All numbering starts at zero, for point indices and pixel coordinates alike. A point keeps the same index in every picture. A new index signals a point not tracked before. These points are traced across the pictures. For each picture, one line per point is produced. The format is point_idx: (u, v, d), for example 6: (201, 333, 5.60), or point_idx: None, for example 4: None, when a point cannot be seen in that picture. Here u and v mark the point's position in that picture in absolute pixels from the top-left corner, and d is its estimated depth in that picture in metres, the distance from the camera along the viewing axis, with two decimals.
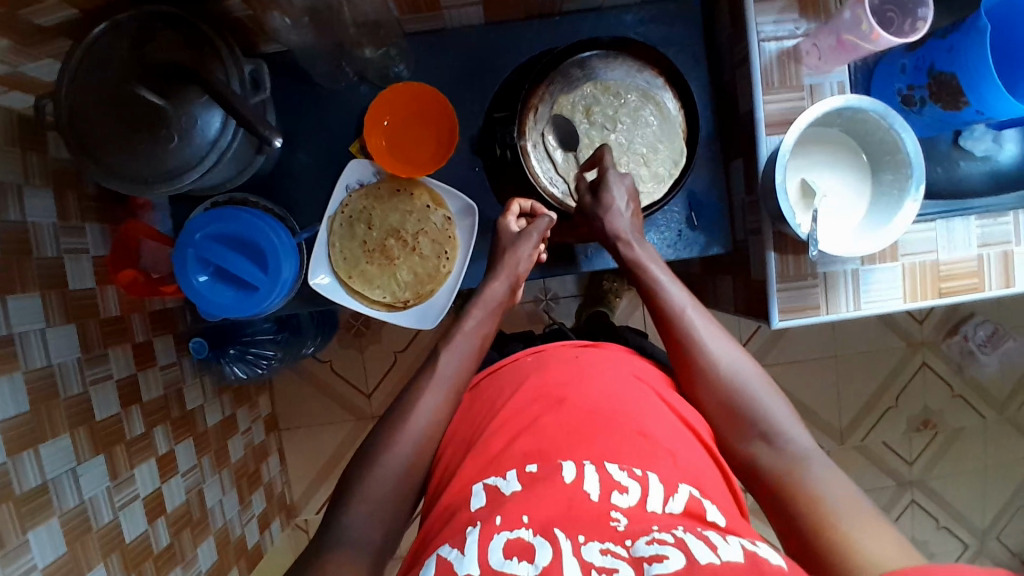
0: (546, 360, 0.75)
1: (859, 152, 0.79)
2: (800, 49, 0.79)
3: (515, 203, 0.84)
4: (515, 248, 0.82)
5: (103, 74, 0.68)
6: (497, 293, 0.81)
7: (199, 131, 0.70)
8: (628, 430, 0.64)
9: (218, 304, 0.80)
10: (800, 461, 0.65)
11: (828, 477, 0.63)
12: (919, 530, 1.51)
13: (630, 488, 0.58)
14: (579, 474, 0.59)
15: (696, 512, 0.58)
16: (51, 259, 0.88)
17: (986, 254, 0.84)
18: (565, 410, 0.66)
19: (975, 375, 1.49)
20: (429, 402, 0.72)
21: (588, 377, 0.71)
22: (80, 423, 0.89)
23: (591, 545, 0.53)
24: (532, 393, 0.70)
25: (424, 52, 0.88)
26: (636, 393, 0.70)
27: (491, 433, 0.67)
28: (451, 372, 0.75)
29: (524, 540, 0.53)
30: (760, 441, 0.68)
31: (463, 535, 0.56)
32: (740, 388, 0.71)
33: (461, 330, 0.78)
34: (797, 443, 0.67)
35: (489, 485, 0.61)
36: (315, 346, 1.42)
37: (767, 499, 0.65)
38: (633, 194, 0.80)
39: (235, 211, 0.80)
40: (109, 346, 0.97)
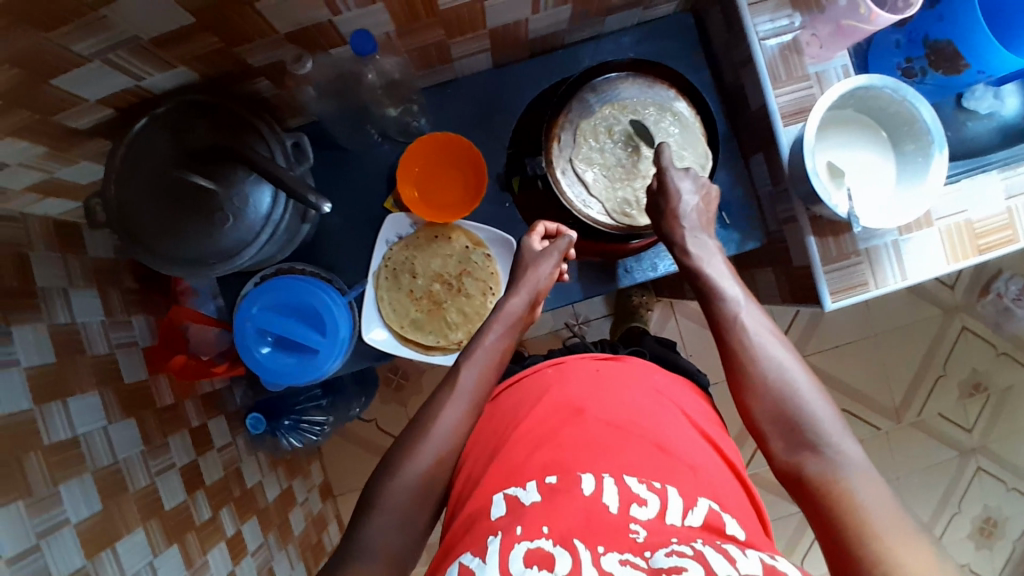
0: (567, 372, 0.77)
1: (878, 130, 0.82)
2: (799, 41, 0.82)
3: (541, 224, 0.85)
4: (536, 265, 0.83)
5: (147, 165, 0.71)
6: (515, 308, 0.81)
7: (252, 207, 0.73)
8: (648, 443, 0.66)
9: (281, 373, 0.82)
10: (850, 470, 0.60)
11: (876, 492, 0.58)
12: (990, 497, 1.49)
13: (650, 501, 0.59)
14: (598, 487, 0.60)
15: (716, 525, 0.59)
16: (103, 356, 0.90)
17: (1015, 205, 0.85)
18: (585, 424, 0.69)
19: (1016, 330, 1.47)
20: (450, 414, 0.72)
21: (611, 391, 0.73)
22: (151, 514, 0.89)
23: (611, 555, 0.54)
24: (552, 405, 0.72)
25: (440, 103, 0.92)
26: (650, 408, 0.72)
27: (512, 447, 0.68)
28: (472, 385, 0.75)
29: (545, 549, 0.54)
30: (808, 451, 0.63)
31: (485, 544, 0.57)
32: (790, 396, 0.66)
33: (482, 343, 0.78)
34: (850, 459, 0.61)
35: (509, 494, 0.62)
36: (360, 406, 1.43)
37: (810, 507, 0.61)
38: (708, 197, 0.82)
39: (281, 279, 0.83)
40: (167, 434, 0.99)
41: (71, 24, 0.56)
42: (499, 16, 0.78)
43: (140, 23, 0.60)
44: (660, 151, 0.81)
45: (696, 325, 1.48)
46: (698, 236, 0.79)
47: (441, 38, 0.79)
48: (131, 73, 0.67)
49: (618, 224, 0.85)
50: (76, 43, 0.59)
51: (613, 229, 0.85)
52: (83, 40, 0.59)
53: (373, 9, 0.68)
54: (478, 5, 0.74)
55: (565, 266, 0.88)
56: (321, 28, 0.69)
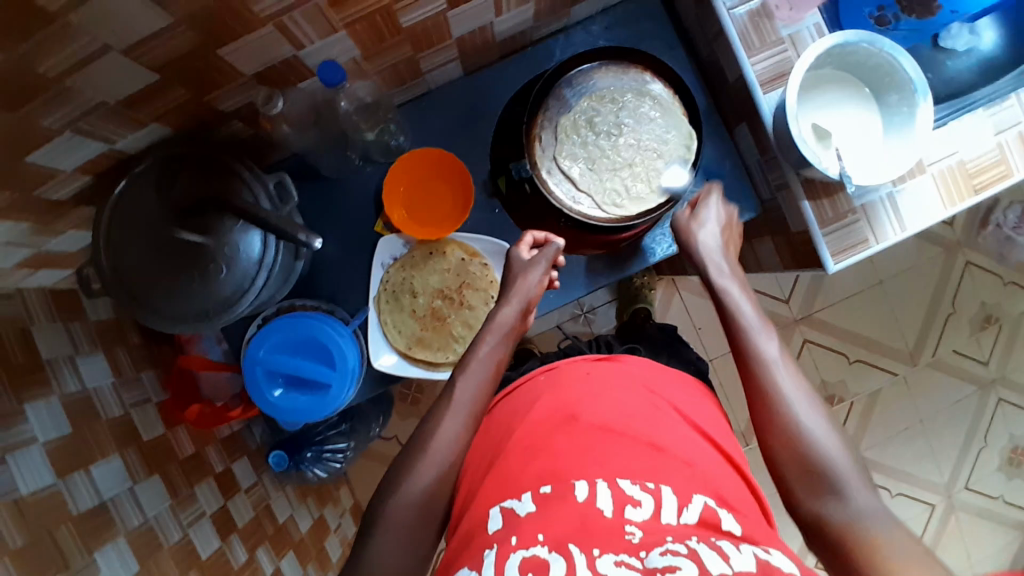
0: (560, 376, 0.78)
1: (861, 85, 0.81)
2: (768, 7, 0.81)
3: (530, 234, 0.84)
4: (525, 274, 0.82)
5: (134, 226, 0.70)
6: (507, 318, 0.80)
7: (243, 254, 0.72)
8: (641, 444, 0.66)
9: (300, 412, 0.81)
10: (869, 519, 0.59)
11: (902, 544, 0.56)
12: (1015, 426, 1.49)
13: (644, 501, 0.60)
14: (592, 492, 0.60)
15: (712, 521, 0.59)
16: (119, 417, 0.90)
17: (1004, 140, 0.85)
18: (578, 431, 0.68)
19: (1020, 258, 1.47)
20: (451, 425, 0.71)
21: (603, 395, 0.73)
22: (189, 565, 0.89)
23: (606, 557, 0.53)
24: (545, 413, 0.72)
25: (418, 118, 0.91)
26: (644, 409, 0.71)
27: (507, 457, 0.68)
28: (469, 399, 0.74)
29: (540, 557, 0.54)
30: (829, 496, 0.62)
31: (482, 558, 0.57)
32: (814, 440, 0.65)
33: (476, 356, 0.77)
34: (871, 509, 0.60)
35: (505, 507, 0.62)
36: (380, 425, 1.42)
37: (829, 556, 0.60)
38: (732, 223, 0.85)
39: (280, 320, 0.82)
40: (193, 483, 0.99)
41: (37, 100, 0.56)
42: (464, 24, 0.77)
43: (106, 86, 0.59)
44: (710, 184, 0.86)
45: (701, 299, 1.48)
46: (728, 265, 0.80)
47: (410, 53, 0.77)
48: (104, 137, 0.66)
49: (610, 216, 0.84)
50: (44, 117, 0.58)
51: (608, 221, 0.83)
52: (52, 113, 0.58)
53: (335, 38, 0.67)
54: (441, 16, 0.72)
55: (553, 271, 0.87)
56: (289, 63, 0.68)
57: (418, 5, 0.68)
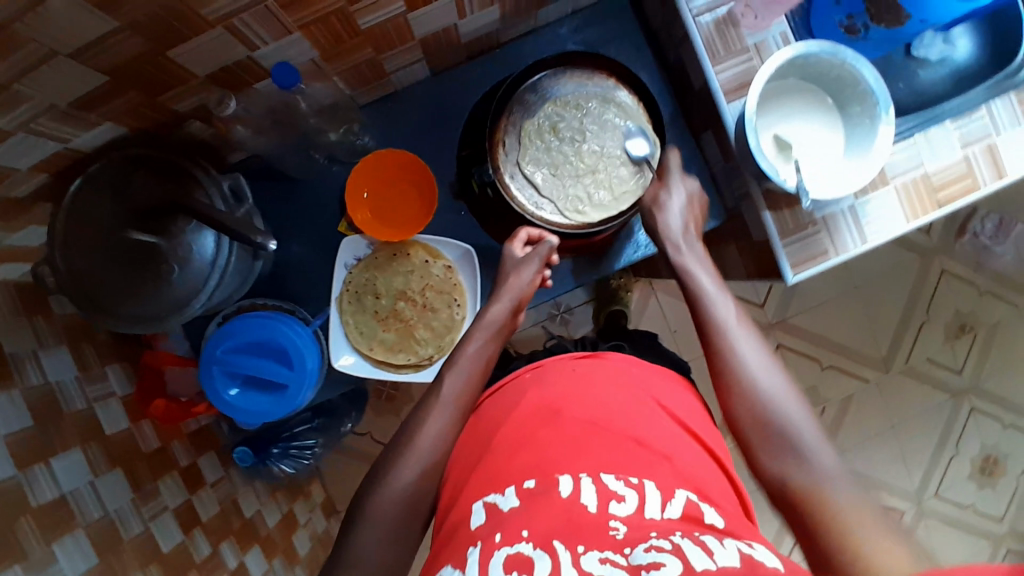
0: (544, 373, 0.76)
1: (823, 96, 0.81)
2: (734, 13, 0.80)
3: (524, 230, 0.82)
4: (519, 272, 0.81)
5: (91, 226, 0.69)
6: (498, 315, 0.79)
7: (196, 255, 0.72)
8: (625, 439, 0.66)
9: (258, 412, 0.81)
10: (831, 479, 0.60)
11: (858, 502, 0.58)
12: (986, 435, 1.50)
13: (628, 497, 0.59)
14: (576, 487, 0.60)
15: (695, 515, 0.59)
16: (82, 411, 0.88)
17: (971, 153, 0.85)
18: (563, 422, 0.68)
19: (996, 267, 1.47)
20: (436, 423, 0.71)
21: (586, 389, 0.72)
22: (150, 560, 0.89)
23: (590, 554, 0.53)
24: (529, 407, 0.71)
25: (385, 118, 0.91)
26: (627, 402, 0.71)
27: (491, 453, 0.68)
28: (455, 394, 0.74)
29: (524, 554, 0.54)
30: (790, 458, 0.62)
31: (466, 555, 0.57)
32: (773, 403, 0.66)
33: (463, 353, 0.76)
34: (831, 468, 0.61)
35: (488, 501, 0.62)
36: (353, 421, 1.42)
37: (792, 516, 0.61)
38: (698, 198, 0.81)
39: (240, 319, 0.82)
40: (157, 478, 0.98)
41: None
42: (427, 25, 0.76)
43: (58, 86, 0.58)
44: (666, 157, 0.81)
45: (677, 302, 1.48)
46: (687, 240, 0.78)
47: (372, 54, 0.77)
48: (59, 137, 0.65)
49: (573, 223, 0.84)
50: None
51: (572, 227, 0.84)
52: (3, 113, 0.57)
53: (290, 39, 0.66)
54: (400, 17, 0.71)
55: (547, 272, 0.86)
56: (241, 64, 0.67)
57: (375, 7, 0.67)
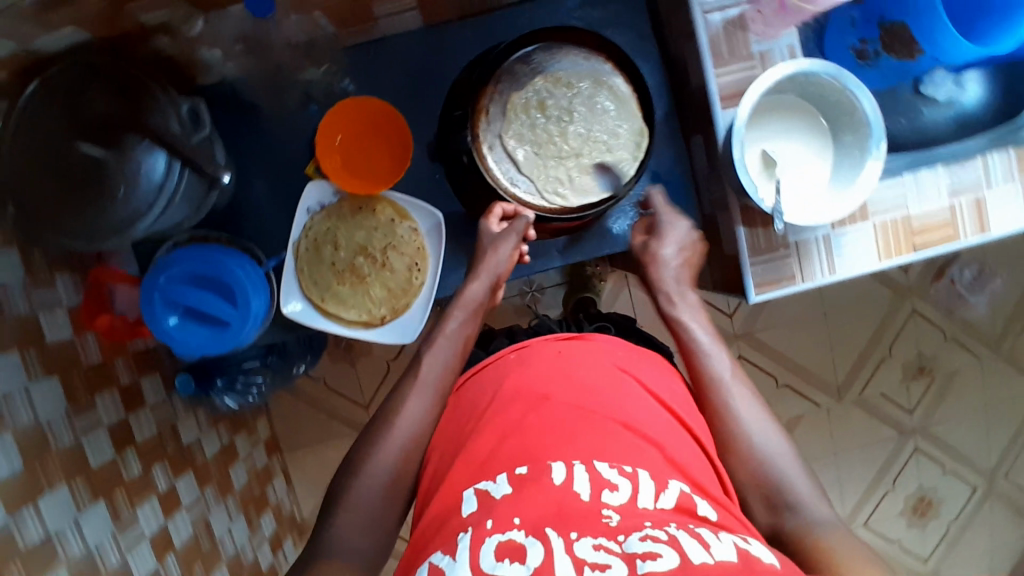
0: (529, 356, 0.74)
1: (818, 116, 0.79)
2: (745, 17, 0.79)
3: (498, 207, 0.82)
4: (496, 247, 0.81)
5: (42, 135, 0.66)
6: (475, 294, 0.82)
7: (144, 177, 0.68)
8: (615, 425, 0.64)
9: (192, 345, 0.79)
10: (824, 526, 0.61)
11: (850, 546, 0.58)
12: (926, 476, 1.52)
13: (621, 486, 0.57)
14: (568, 474, 0.58)
15: (688, 507, 0.57)
16: (24, 317, 0.84)
17: (957, 204, 0.84)
18: (551, 408, 0.66)
19: (966, 315, 1.48)
20: (418, 403, 0.73)
21: (571, 374, 0.70)
22: (76, 472, 0.87)
23: (584, 541, 0.51)
24: (514, 390, 0.69)
25: (369, 64, 0.87)
26: (613, 386, 0.69)
27: (478, 435, 0.66)
28: (436, 377, 0.75)
29: (516, 541, 0.52)
30: (782, 509, 0.64)
31: (456, 541, 0.55)
32: (766, 458, 0.67)
33: (443, 332, 0.79)
34: (823, 517, 0.62)
35: (479, 489, 0.60)
36: (305, 363, 1.39)
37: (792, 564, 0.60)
38: (694, 245, 0.86)
39: (189, 249, 0.80)
40: (95, 392, 0.95)
41: None
42: None
43: None
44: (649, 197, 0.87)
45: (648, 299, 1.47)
46: (680, 292, 0.83)
47: None
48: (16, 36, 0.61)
49: (549, 205, 0.82)
50: None
51: (542, 210, 0.82)
52: None
53: None
54: None
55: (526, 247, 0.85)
56: None
57: None
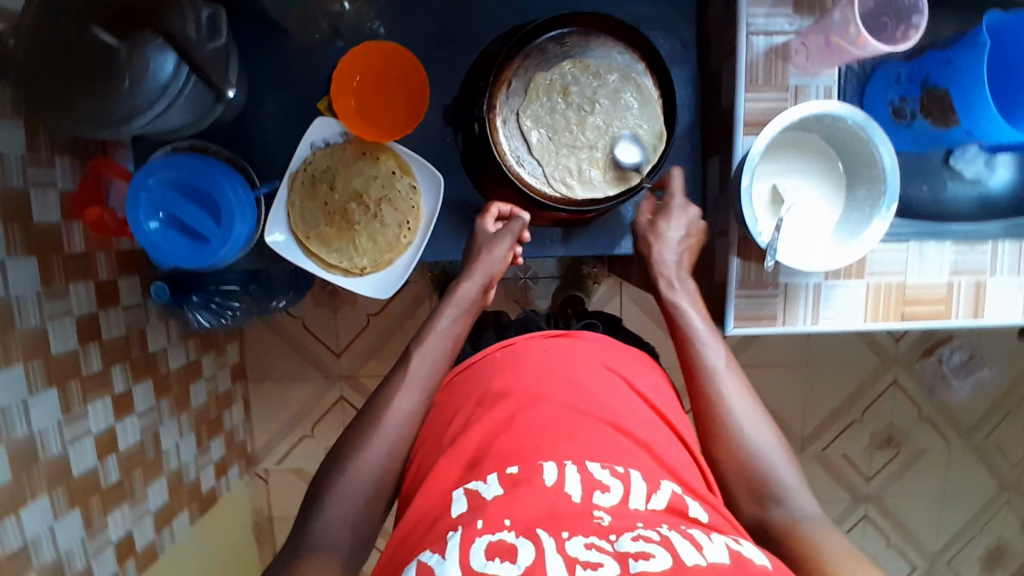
0: (517, 355, 0.73)
1: (836, 161, 0.77)
2: (789, 47, 0.78)
3: (496, 206, 0.85)
4: (491, 247, 0.82)
5: (59, 21, 0.65)
6: (469, 293, 0.80)
7: (152, 75, 0.67)
8: (605, 426, 0.63)
9: (169, 253, 0.78)
10: (808, 520, 0.61)
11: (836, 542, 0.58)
12: (869, 546, 1.51)
13: (612, 487, 0.57)
14: (560, 475, 0.57)
15: (679, 508, 0.58)
16: (14, 191, 0.84)
17: (956, 282, 0.82)
18: (543, 406, 0.64)
19: (946, 399, 1.47)
20: (405, 400, 0.70)
21: (562, 372, 0.69)
22: (35, 354, 0.87)
23: (575, 540, 0.51)
24: (504, 388, 0.68)
25: (405, 12, 0.85)
26: (604, 387, 0.68)
27: (466, 432, 0.64)
28: (426, 372, 0.73)
29: (507, 541, 0.51)
30: (769, 502, 0.64)
31: (445, 540, 0.53)
32: (756, 450, 0.67)
33: (434, 328, 0.77)
34: (808, 511, 0.63)
35: (469, 489, 0.59)
36: (285, 300, 1.36)
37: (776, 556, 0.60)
38: (699, 230, 0.84)
39: (179, 157, 0.79)
40: (70, 281, 0.94)
41: None
42: None
43: None
44: (668, 176, 0.84)
45: (637, 310, 1.46)
46: (679, 277, 0.81)
47: None
48: None
49: (553, 192, 0.80)
50: None
51: (542, 196, 0.79)
52: None
53: None
54: None
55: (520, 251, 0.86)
56: None
57: None
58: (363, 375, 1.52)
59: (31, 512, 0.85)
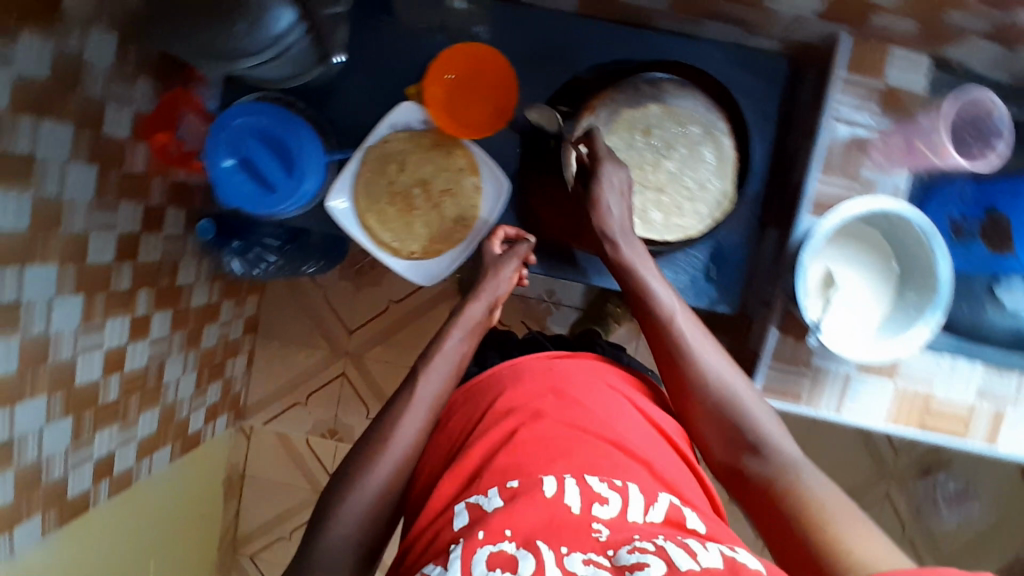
0: (520, 369, 0.74)
1: (891, 259, 0.79)
2: (869, 142, 0.80)
3: (502, 230, 0.87)
4: (498, 269, 0.84)
5: None
6: (475, 313, 0.82)
7: (269, 24, 0.68)
8: (605, 442, 0.64)
9: (235, 194, 0.80)
10: (789, 463, 0.65)
11: (814, 485, 0.62)
12: None
13: (611, 500, 0.57)
14: (560, 487, 0.58)
15: (677, 520, 0.58)
16: (94, 99, 0.86)
17: (980, 406, 0.83)
18: (544, 421, 0.65)
19: (932, 523, 1.46)
20: (411, 421, 0.71)
21: (568, 387, 0.70)
22: (72, 258, 0.87)
23: (573, 556, 0.52)
24: (508, 405, 0.68)
25: (511, 24, 0.88)
26: (608, 405, 0.69)
27: (470, 449, 0.65)
28: (432, 393, 0.74)
29: (507, 553, 0.52)
30: (748, 452, 0.67)
31: (447, 554, 0.55)
32: (731, 400, 0.69)
33: (442, 348, 0.77)
34: (786, 454, 0.66)
35: (471, 503, 0.59)
36: (315, 267, 1.37)
37: (761, 505, 0.64)
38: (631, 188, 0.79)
39: (267, 106, 0.81)
40: (122, 198, 0.96)
41: None
42: None
43: None
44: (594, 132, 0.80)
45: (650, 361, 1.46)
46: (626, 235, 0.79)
47: None
48: None
49: None
50: None
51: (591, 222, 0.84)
52: None
53: None
54: None
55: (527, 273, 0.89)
56: None
57: None
58: (369, 357, 1.53)
59: (25, 408, 0.84)
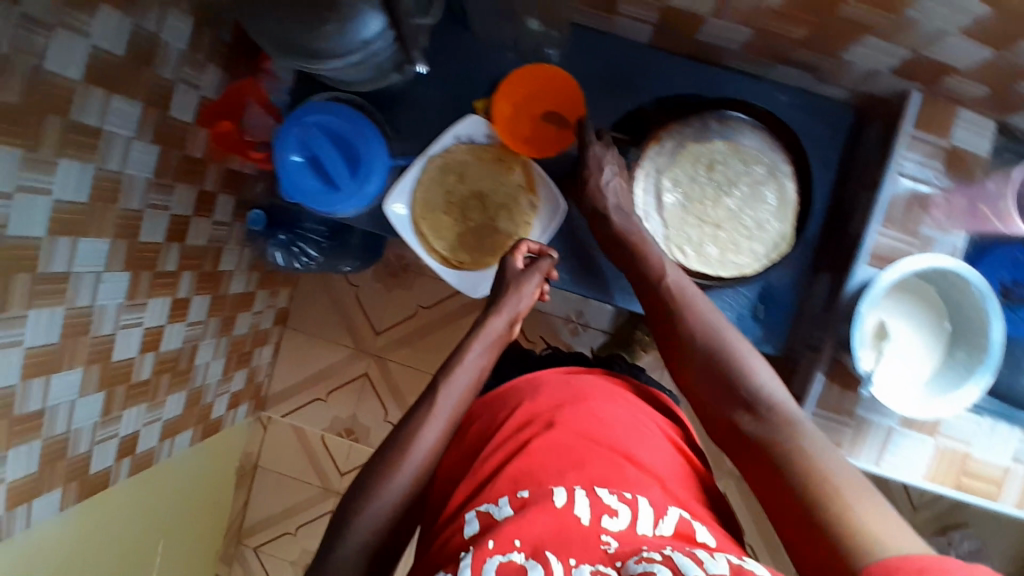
0: (540, 382, 0.75)
1: (944, 319, 0.79)
2: (931, 199, 0.80)
3: (526, 244, 0.84)
4: (520, 285, 0.80)
5: None
6: (496, 327, 0.78)
7: (357, 29, 0.69)
8: (617, 456, 0.64)
9: (297, 188, 0.83)
10: (789, 424, 0.62)
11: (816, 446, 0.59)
12: None
13: (620, 511, 0.58)
14: (570, 498, 0.58)
15: (687, 533, 0.58)
16: (166, 82, 0.88)
17: (1016, 471, 0.82)
18: (558, 431, 0.66)
19: None
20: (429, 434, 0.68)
21: (583, 400, 0.70)
22: (124, 234, 0.89)
23: (582, 567, 0.53)
24: (528, 414, 0.69)
25: (583, 48, 0.89)
26: (623, 422, 0.69)
27: (485, 461, 0.65)
28: (450, 406, 0.70)
29: (517, 562, 0.52)
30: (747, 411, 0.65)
31: (457, 560, 0.54)
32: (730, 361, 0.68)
33: (463, 361, 0.74)
34: (786, 415, 0.63)
35: (481, 510, 0.59)
36: (350, 267, 1.36)
37: (766, 468, 0.61)
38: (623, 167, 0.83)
39: (343, 108, 0.84)
40: (178, 180, 0.98)
41: None
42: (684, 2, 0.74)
43: None
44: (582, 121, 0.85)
45: None
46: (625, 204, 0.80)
47: None
48: None
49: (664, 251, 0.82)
50: None
51: None
52: None
53: None
54: None
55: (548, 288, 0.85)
56: None
57: None
58: (392, 359, 1.53)
59: (60, 379, 0.84)
